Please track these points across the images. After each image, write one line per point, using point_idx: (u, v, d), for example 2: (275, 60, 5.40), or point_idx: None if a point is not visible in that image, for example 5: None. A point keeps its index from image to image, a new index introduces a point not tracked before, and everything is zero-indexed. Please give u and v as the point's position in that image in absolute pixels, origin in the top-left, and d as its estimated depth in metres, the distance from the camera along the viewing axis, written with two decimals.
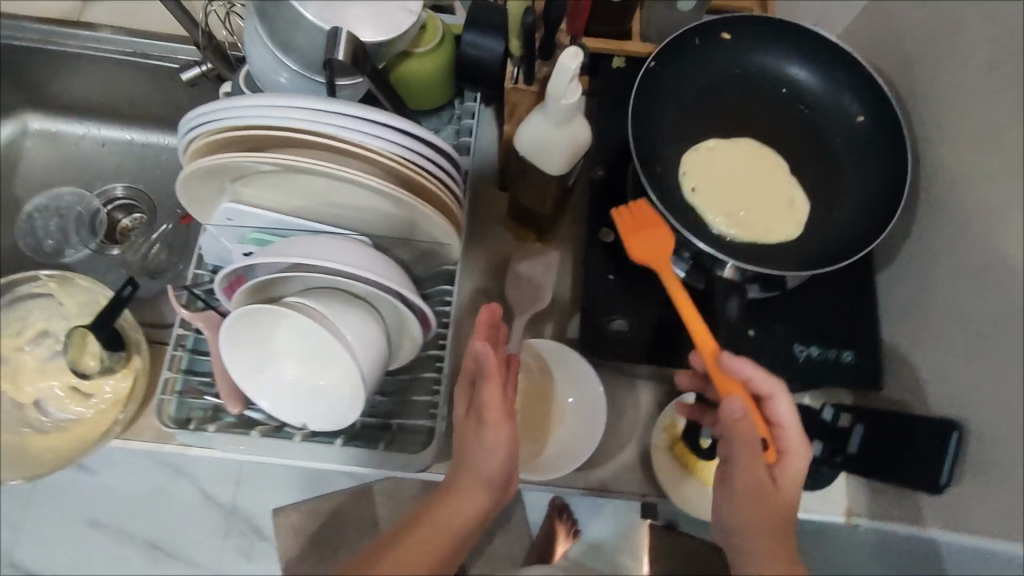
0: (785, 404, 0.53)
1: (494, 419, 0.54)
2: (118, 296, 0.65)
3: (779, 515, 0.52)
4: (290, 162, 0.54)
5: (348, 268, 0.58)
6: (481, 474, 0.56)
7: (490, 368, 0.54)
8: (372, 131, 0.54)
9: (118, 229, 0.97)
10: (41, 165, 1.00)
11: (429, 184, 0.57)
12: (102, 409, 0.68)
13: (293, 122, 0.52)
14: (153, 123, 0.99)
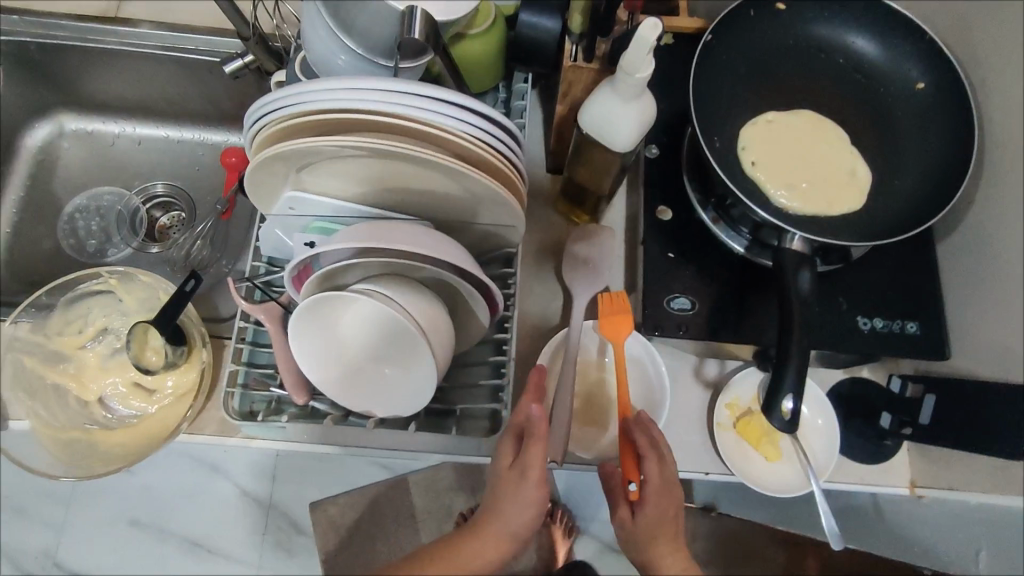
0: (650, 458, 0.57)
1: (531, 478, 0.56)
2: (181, 290, 0.65)
3: (643, 552, 0.56)
4: (364, 145, 0.53)
5: (423, 252, 0.57)
6: (511, 524, 0.57)
7: (540, 429, 0.57)
8: (446, 111, 0.53)
9: (157, 227, 0.97)
10: (80, 165, 0.99)
11: (500, 164, 0.57)
12: (166, 403, 0.68)
13: (369, 104, 0.52)
14: (191, 119, 0.99)
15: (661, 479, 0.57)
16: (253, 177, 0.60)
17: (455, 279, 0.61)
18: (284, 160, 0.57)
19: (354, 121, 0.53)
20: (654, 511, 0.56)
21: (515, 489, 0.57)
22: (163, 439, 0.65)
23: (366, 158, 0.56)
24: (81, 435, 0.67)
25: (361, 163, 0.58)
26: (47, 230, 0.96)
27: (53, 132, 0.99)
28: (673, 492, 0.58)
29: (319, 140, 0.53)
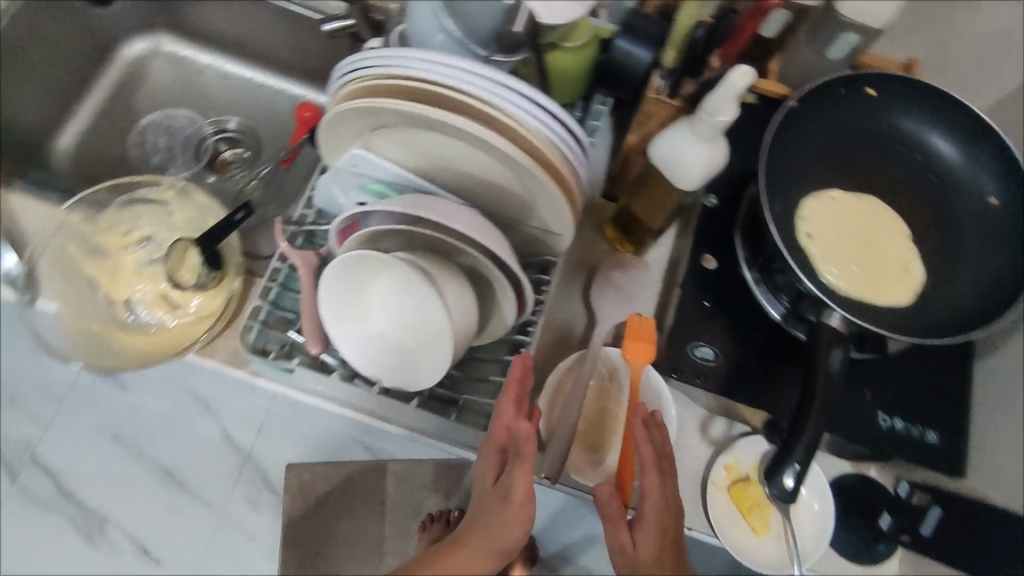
0: (649, 471, 0.57)
1: (517, 497, 0.55)
2: (230, 218, 0.67)
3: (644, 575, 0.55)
4: (442, 120, 0.54)
5: (472, 235, 0.59)
6: (498, 543, 0.55)
7: (526, 450, 0.56)
8: (529, 109, 0.55)
9: (219, 159, 1.00)
10: (164, 86, 1.04)
11: (565, 171, 0.58)
12: (184, 322, 0.70)
13: (457, 83, 0.54)
14: (278, 67, 1.02)
15: (661, 498, 0.57)
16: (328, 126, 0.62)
17: (493, 271, 0.62)
18: (362, 118, 0.59)
19: (437, 96, 0.55)
20: (650, 537, 0.56)
21: (500, 509, 0.55)
22: (174, 353, 0.67)
23: (440, 136, 0.58)
24: (101, 330, 0.69)
25: (433, 138, 0.59)
26: (119, 137, 1.00)
27: (147, 50, 1.03)
28: (675, 510, 0.58)
29: (400, 103, 0.55)
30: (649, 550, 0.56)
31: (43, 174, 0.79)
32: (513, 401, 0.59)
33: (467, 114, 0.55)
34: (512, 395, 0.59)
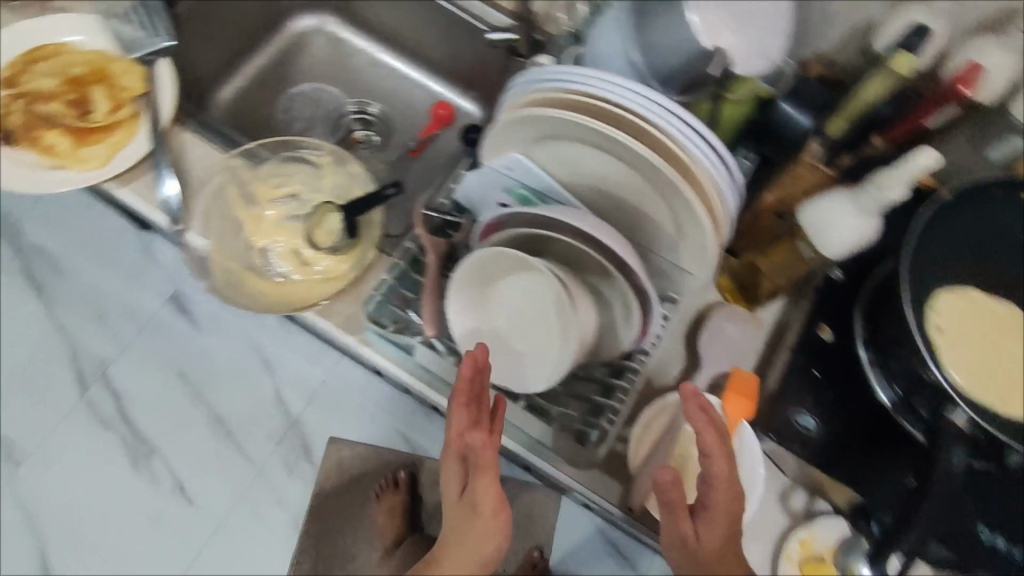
0: (719, 460, 0.57)
1: (487, 508, 0.62)
2: (380, 193, 0.70)
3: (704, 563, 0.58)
4: (626, 143, 0.58)
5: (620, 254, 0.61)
6: (480, 539, 0.63)
7: (485, 460, 0.61)
8: (707, 151, 0.58)
9: (351, 136, 1.07)
10: (320, 62, 1.11)
11: (722, 211, 0.60)
12: (310, 280, 0.73)
13: (648, 114, 0.57)
14: (427, 66, 1.08)
15: (728, 488, 0.58)
16: (498, 129, 0.66)
17: (619, 296, 0.65)
18: (541, 126, 0.62)
19: (624, 122, 0.58)
20: (714, 531, 0.58)
21: (472, 516, 0.63)
22: (298, 306, 0.71)
23: (610, 159, 0.62)
24: (239, 271, 0.73)
25: (600, 160, 0.63)
26: (270, 100, 1.07)
27: (313, 27, 1.11)
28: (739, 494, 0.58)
29: (590, 121, 0.58)
30: (715, 538, 0.58)
31: (212, 119, 0.86)
32: (466, 411, 0.61)
33: (648, 144, 0.58)
34: (463, 399, 0.61)
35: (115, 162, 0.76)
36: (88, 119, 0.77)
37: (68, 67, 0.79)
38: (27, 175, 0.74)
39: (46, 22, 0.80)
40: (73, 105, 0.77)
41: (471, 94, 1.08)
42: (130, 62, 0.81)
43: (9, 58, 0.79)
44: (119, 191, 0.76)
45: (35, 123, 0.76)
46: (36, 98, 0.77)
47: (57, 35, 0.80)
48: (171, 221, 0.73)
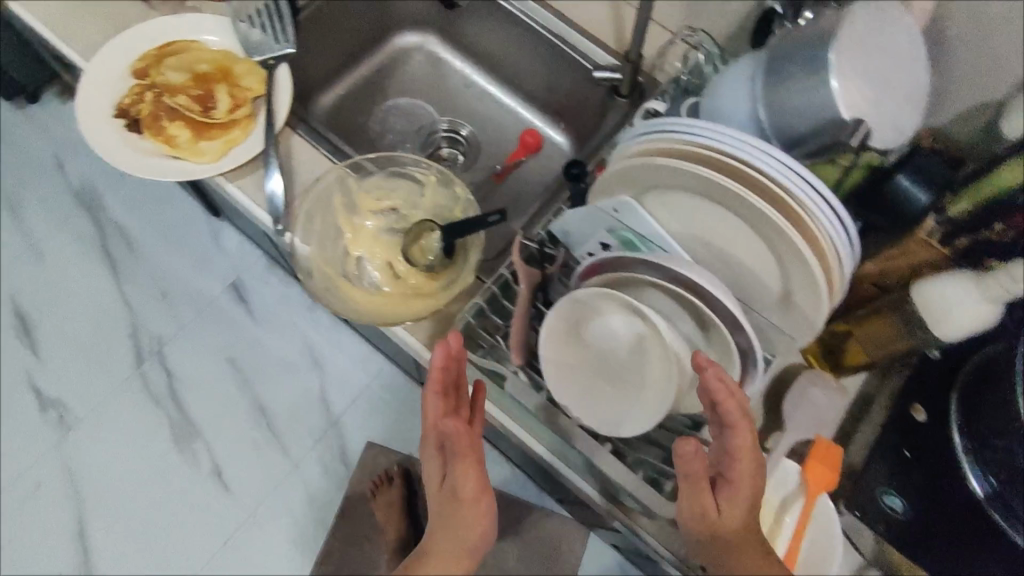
0: (742, 434, 0.57)
1: (471, 496, 0.61)
2: (484, 219, 0.70)
3: (720, 533, 0.59)
4: (752, 201, 0.58)
5: (732, 311, 0.61)
6: (466, 537, 0.62)
7: (462, 446, 0.60)
8: (834, 220, 0.58)
9: (437, 153, 1.10)
10: (417, 78, 1.13)
11: (840, 280, 0.60)
12: (400, 294, 0.75)
13: (779, 175, 0.57)
14: (522, 94, 1.10)
15: (752, 461, 0.58)
16: (613, 172, 0.66)
17: (717, 353, 0.64)
18: (660, 174, 0.62)
19: (752, 181, 0.58)
20: (739, 506, 0.59)
21: (454, 510, 0.62)
22: (387, 320, 0.74)
23: (728, 215, 0.62)
24: (334, 277, 0.75)
25: (715, 214, 0.63)
26: (367, 111, 1.10)
27: (415, 43, 1.13)
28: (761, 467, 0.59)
29: (718, 177, 0.58)
30: (736, 511, 0.59)
31: (319, 125, 0.89)
32: (439, 395, 0.64)
33: (774, 203, 0.58)
34: (438, 385, 0.64)
35: (229, 159, 0.79)
36: (209, 114, 0.80)
37: (196, 62, 0.83)
38: (148, 163, 0.78)
39: (184, 21, 0.86)
40: (197, 99, 0.80)
41: (561, 125, 1.09)
42: (253, 65, 0.84)
43: (147, 50, 0.84)
44: (231, 186, 0.80)
45: (160, 113, 0.79)
46: (165, 89, 0.80)
47: (192, 36, 0.86)
48: (274, 221, 0.78)
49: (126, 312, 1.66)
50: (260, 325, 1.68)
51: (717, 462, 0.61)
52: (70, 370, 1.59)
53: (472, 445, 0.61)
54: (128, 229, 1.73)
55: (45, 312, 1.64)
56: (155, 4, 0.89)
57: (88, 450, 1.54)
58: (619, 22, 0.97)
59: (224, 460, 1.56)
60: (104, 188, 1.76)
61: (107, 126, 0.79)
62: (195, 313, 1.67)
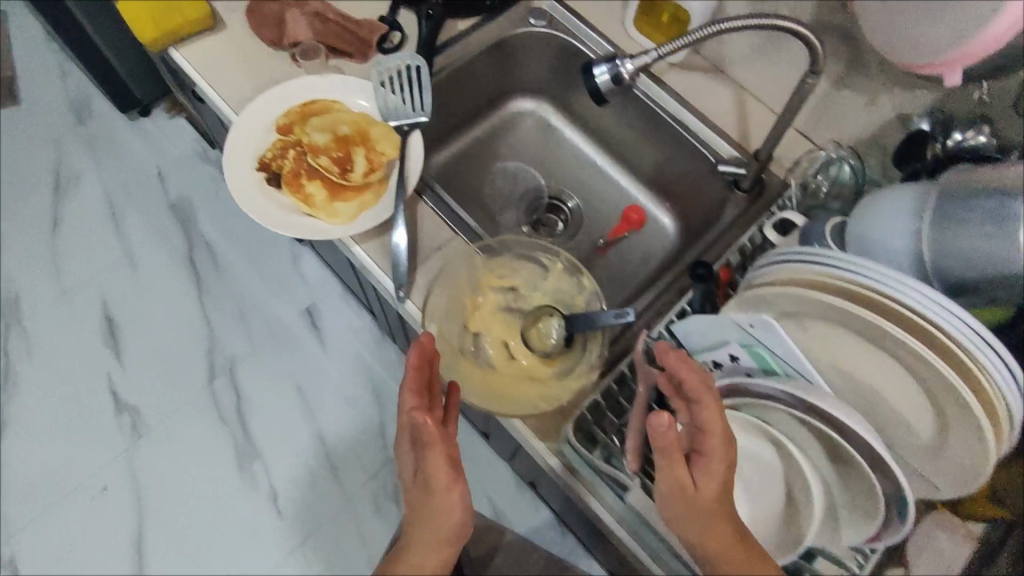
0: (708, 406, 0.59)
1: (443, 491, 0.65)
2: (607, 315, 0.69)
3: (699, 513, 0.58)
4: (920, 352, 0.56)
5: (884, 458, 0.57)
6: (442, 524, 0.65)
7: (431, 435, 0.65)
8: (1005, 372, 0.54)
9: (539, 220, 1.11)
10: (527, 144, 1.15)
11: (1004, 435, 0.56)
12: (516, 376, 0.75)
13: (957, 329, 0.54)
14: (632, 171, 1.11)
15: (723, 436, 0.59)
16: (755, 292, 0.65)
17: (847, 487, 0.63)
18: (817, 305, 0.61)
19: (924, 332, 0.56)
20: (711, 481, 0.58)
21: (429, 499, 0.66)
22: (497, 401, 0.72)
23: (881, 356, 0.60)
24: (451, 351, 0.76)
25: (866, 353, 0.61)
26: (477, 172, 1.12)
27: (529, 109, 1.14)
28: (732, 445, 0.59)
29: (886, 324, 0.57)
30: (713, 488, 0.58)
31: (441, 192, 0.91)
32: (411, 390, 0.69)
33: (942, 354, 0.56)
34: (411, 382, 0.69)
35: (360, 222, 0.81)
36: (346, 176, 0.82)
37: (337, 124, 0.85)
38: (285, 220, 0.81)
39: (328, 83, 0.90)
40: (336, 161, 0.83)
41: (667, 205, 1.09)
42: (389, 130, 0.86)
43: (290, 108, 0.87)
44: (358, 248, 0.83)
45: (301, 171, 0.82)
46: (307, 148, 0.83)
47: (335, 96, 0.90)
48: (397, 289, 0.79)
49: (204, 327, 1.73)
50: (328, 354, 1.72)
51: (692, 440, 0.61)
52: (147, 378, 1.66)
53: (439, 435, 0.65)
54: (215, 247, 1.80)
55: (131, 319, 1.72)
56: (302, 63, 0.91)
57: (153, 459, 1.59)
58: (743, 115, 0.97)
59: (280, 485, 1.60)
60: (198, 205, 1.84)
61: (250, 179, 0.83)
62: (268, 335, 1.73)
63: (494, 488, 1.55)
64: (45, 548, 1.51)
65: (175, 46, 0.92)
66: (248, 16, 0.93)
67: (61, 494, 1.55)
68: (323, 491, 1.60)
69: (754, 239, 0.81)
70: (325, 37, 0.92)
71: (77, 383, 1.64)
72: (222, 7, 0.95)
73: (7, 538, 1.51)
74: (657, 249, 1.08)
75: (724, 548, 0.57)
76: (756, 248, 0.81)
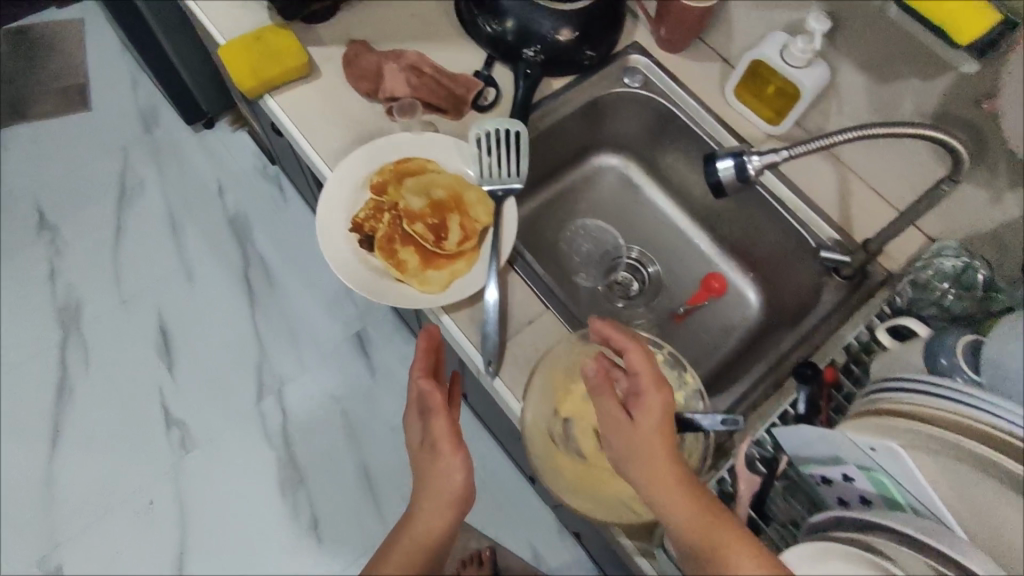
0: (634, 350, 0.66)
1: (444, 448, 0.71)
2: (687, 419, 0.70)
3: (639, 450, 0.61)
4: None
5: None
6: (445, 488, 0.71)
7: (435, 401, 0.73)
8: None
9: (615, 279, 1.09)
10: (608, 199, 1.13)
11: None
12: (604, 469, 0.73)
13: None
14: (716, 236, 1.08)
15: (647, 372, 0.64)
16: (873, 420, 0.62)
17: None
18: (946, 444, 0.57)
19: None
20: (644, 416, 0.62)
21: (432, 464, 0.72)
22: (586, 496, 0.73)
23: None
24: (541, 438, 0.76)
25: (1017, 504, 0.54)
26: (556, 227, 1.10)
27: (612, 165, 1.12)
28: (666, 387, 0.64)
29: (1005, 459, 0.54)
30: (647, 421, 0.62)
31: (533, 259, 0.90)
32: (420, 366, 0.77)
33: None
34: (419, 361, 0.78)
35: (451, 292, 0.79)
36: (441, 245, 0.81)
37: (432, 187, 0.84)
38: (375, 285, 0.79)
39: (423, 139, 0.87)
40: (431, 228, 0.81)
41: (751, 275, 1.06)
42: (484, 195, 0.85)
43: (384, 164, 0.86)
44: (446, 318, 0.81)
45: (395, 237, 0.81)
46: (402, 213, 0.82)
47: (429, 155, 0.88)
48: (486, 363, 0.78)
49: (255, 345, 1.73)
50: (376, 380, 1.71)
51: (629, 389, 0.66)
52: (197, 393, 1.67)
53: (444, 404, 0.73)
54: (271, 265, 1.81)
55: (185, 332, 1.73)
56: (397, 118, 0.90)
57: (199, 476, 1.61)
58: (846, 196, 0.93)
59: (322, 512, 1.59)
60: (256, 221, 1.85)
61: (342, 239, 0.82)
62: (317, 356, 1.72)
63: (538, 534, 1.52)
64: (92, 560, 1.53)
65: (271, 94, 0.91)
66: (345, 68, 0.91)
67: (110, 505, 1.57)
68: (363, 522, 1.58)
69: (863, 340, 0.77)
70: (420, 92, 0.90)
71: (131, 395, 1.66)
72: (319, 56, 0.94)
73: (56, 545, 1.54)
74: (736, 319, 1.05)
75: (664, 480, 0.60)
76: (866, 351, 0.77)
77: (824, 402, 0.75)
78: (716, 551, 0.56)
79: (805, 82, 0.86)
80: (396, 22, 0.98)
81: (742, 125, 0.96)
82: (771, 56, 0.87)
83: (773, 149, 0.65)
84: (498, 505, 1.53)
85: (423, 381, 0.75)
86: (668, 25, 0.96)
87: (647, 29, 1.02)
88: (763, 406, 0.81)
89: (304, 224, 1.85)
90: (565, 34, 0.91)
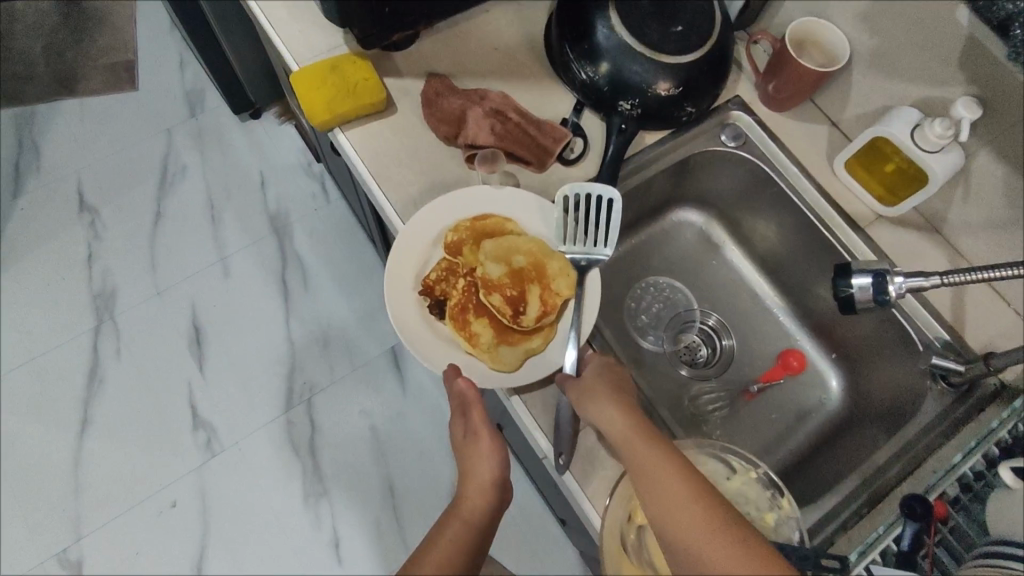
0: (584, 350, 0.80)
1: (484, 435, 0.72)
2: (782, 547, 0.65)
3: (586, 389, 0.71)
4: None
5: None
6: (483, 473, 0.70)
7: (470, 396, 0.71)
8: None
9: (684, 343, 1.02)
10: (683, 256, 1.05)
11: None
12: None
13: None
14: (797, 309, 1.00)
15: (598, 354, 0.77)
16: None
17: None
18: None
19: None
20: (596, 365, 0.74)
21: (472, 449, 0.72)
22: None
23: None
24: (613, 549, 0.68)
25: None
26: (626, 282, 1.02)
27: (690, 220, 1.04)
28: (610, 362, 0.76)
29: None
30: (594, 373, 0.73)
31: (607, 337, 0.90)
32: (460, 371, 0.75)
33: None
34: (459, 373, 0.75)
35: (524, 371, 0.74)
36: (518, 319, 0.74)
37: (512, 253, 0.76)
38: (443, 357, 0.74)
39: (503, 195, 0.80)
40: (510, 301, 0.74)
41: (833, 356, 0.97)
42: (567, 264, 0.77)
43: (459, 220, 0.79)
44: (515, 399, 0.76)
45: (468, 306, 0.74)
46: (480, 281, 0.75)
47: (508, 212, 0.80)
48: (556, 455, 0.73)
49: (287, 351, 1.59)
50: (408, 400, 1.56)
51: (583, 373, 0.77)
52: (224, 395, 1.54)
53: (478, 398, 0.72)
54: (308, 266, 1.66)
55: (219, 328, 1.60)
56: (476, 168, 0.82)
57: (224, 481, 1.48)
58: (959, 291, 0.84)
59: (346, 532, 1.46)
60: (296, 218, 1.71)
61: (410, 303, 0.75)
62: (351, 369, 1.58)
63: None
64: (107, 559, 1.42)
65: (342, 128, 0.84)
66: (424, 107, 0.84)
67: (129, 502, 1.46)
68: (387, 548, 1.45)
69: (975, 470, 0.71)
70: (505, 141, 0.83)
71: (159, 390, 1.54)
72: (396, 89, 0.87)
73: (79, 536, 1.43)
74: (811, 402, 0.97)
75: (608, 410, 0.68)
76: (979, 480, 0.70)
77: (930, 537, 0.66)
78: (640, 459, 0.64)
79: (934, 168, 0.77)
80: (479, 56, 0.90)
81: (845, 197, 0.88)
82: (897, 135, 0.78)
83: (920, 274, 0.65)
84: (529, 548, 1.44)
85: (460, 381, 0.72)
86: (779, 80, 0.86)
87: (751, 82, 0.93)
88: (852, 529, 0.74)
89: (347, 225, 1.71)
90: (665, 88, 0.81)
